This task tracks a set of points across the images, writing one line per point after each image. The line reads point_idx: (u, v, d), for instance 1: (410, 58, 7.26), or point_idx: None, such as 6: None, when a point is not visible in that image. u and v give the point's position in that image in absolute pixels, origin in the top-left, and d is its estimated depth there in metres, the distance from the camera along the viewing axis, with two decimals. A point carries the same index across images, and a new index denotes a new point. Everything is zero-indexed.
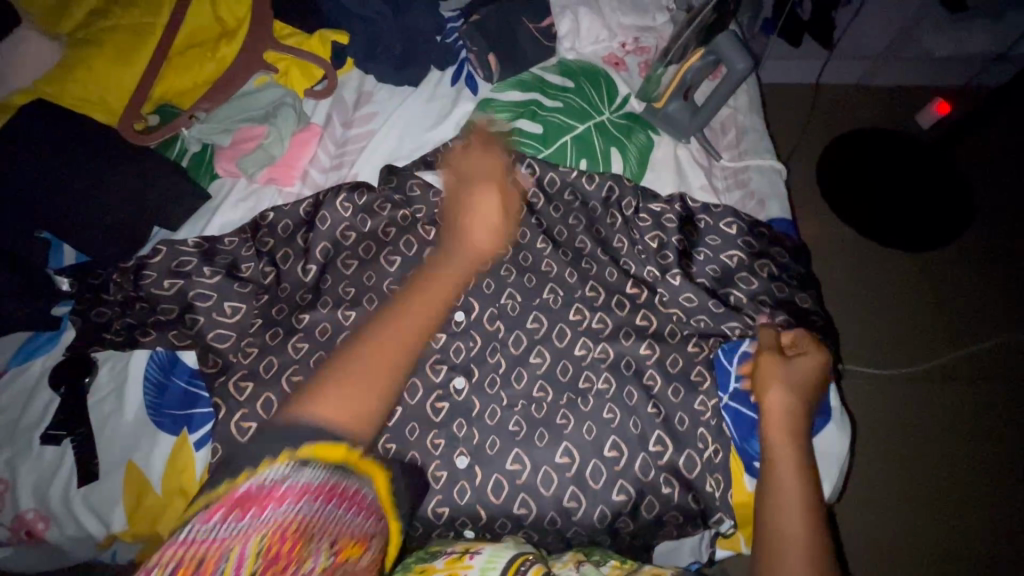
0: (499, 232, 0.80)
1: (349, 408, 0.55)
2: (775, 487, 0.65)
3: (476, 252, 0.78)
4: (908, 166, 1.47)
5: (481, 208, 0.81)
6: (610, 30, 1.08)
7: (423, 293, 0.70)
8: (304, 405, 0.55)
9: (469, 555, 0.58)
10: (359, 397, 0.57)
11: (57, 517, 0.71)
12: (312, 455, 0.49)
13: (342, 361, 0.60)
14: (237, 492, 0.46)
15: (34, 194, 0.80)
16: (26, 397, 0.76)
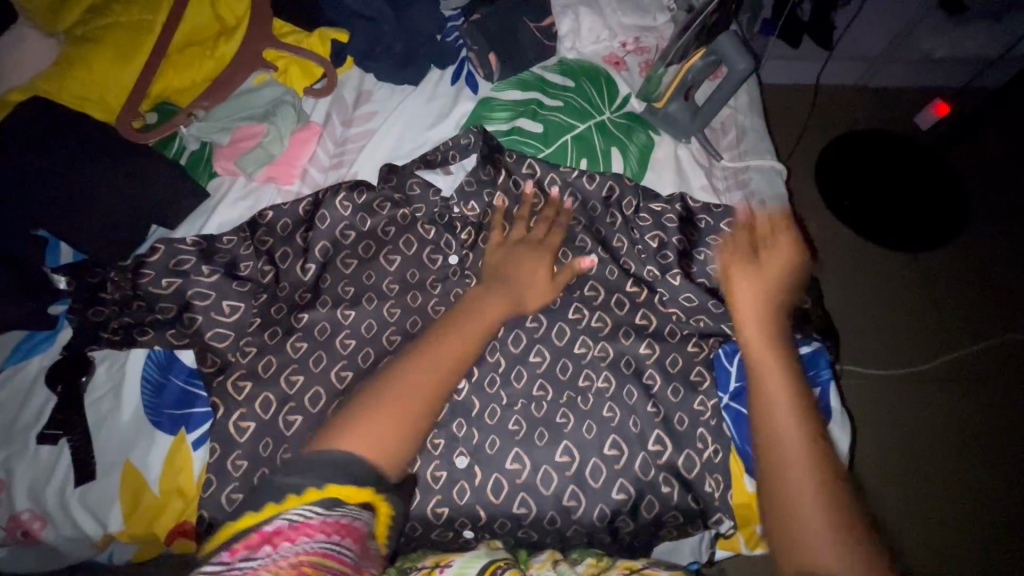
0: (547, 283, 0.79)
1: (386, 445, 0.57)
2: (767, 407, 0.63)
3: (522, 301, 0.77)
4: (908, 168, 1.47)
5: (528, 261, 0.80)
6: (610, 30, 1.08)
7: (461, 329, 0.70)
8: (335, 440, 0.56)
9: (439, 568, 0.56)
10: (395, 433, 0.58)
11: (53, 518, 0.70)
12: (339, 496, 0.51)
13: (371, 393, 0.61)
14: (265, 530, 0.48)
15: (33, 193, 0.80)
16: (23, 397, 0.76)
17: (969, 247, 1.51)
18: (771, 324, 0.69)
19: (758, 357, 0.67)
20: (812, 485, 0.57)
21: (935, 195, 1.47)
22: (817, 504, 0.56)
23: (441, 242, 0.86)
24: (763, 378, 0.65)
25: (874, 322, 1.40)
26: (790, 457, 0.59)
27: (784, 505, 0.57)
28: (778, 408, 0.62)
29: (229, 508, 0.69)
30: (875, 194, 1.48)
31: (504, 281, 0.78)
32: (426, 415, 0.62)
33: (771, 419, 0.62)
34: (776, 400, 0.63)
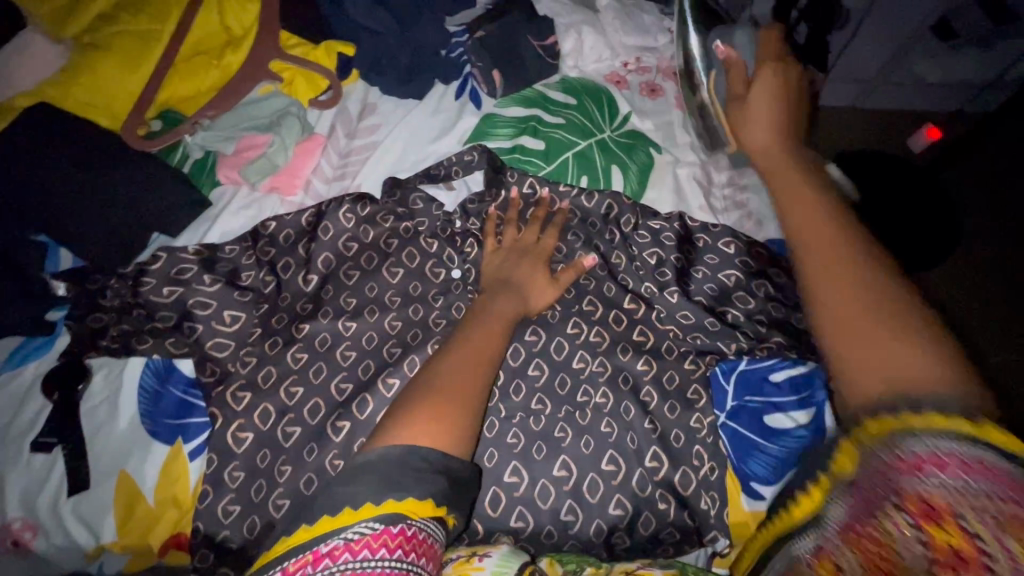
0: (544, 288, 0.80)
1: (448, 431, 0.59)
2: (813, 246, 0.62)
3: (523, 304, 0.78)
4: (906, 189, 1.49)
5: (524, 269, 0.81)
6: (612, 49, 1.10)
7: (478, 331, 0.72)
8: (388, 437, 0.57)
9: (477, 557, 0.57)
10: (450, 422, 0.60)
11: (44, 527, 0.69)
12: (397, 510, 0.51)
13: (413, 396, 0.62)
14: (321, 550, 0.48)
15: (37, 199, 0.80)
16: (17, 403, 0.75)
17: (958, 270, 1.55)
18: (798, 179, 0.69)
19: (790, 203, 0.67)
20: (878, 312, 0.55)
21: (931, 215, 1.49)
22: (889, 321, 0.54)
23: (443, 256, 0.86)
24: (803, 233, 0.64)
25: None
26: (846, 292, 0.57)
27: (855, 337, 0.55)
28: (824, 251, 0.61)
29: (226, 519, 0.69)
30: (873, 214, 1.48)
31: (512, 287, 0.79)
32: (476, 402, 0.63)
33: (825, 263, 0.60)
34: (823, 245, 0.61)
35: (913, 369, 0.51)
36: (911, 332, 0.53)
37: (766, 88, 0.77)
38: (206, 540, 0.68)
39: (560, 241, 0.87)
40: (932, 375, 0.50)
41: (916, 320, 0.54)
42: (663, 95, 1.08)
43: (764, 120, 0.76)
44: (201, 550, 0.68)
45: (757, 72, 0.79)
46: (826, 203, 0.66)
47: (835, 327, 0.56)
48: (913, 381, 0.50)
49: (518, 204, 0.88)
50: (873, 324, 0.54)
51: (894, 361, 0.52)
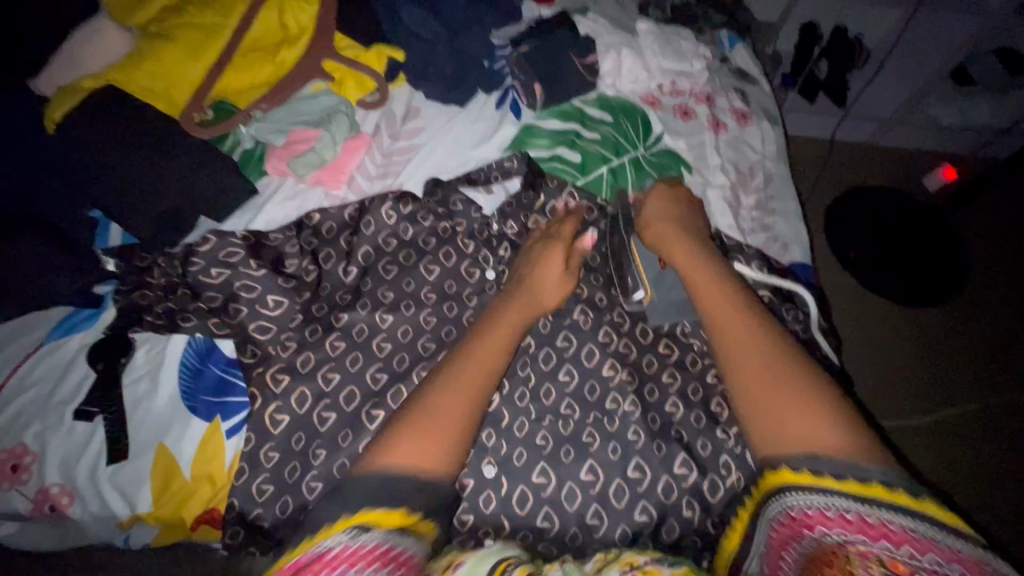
0: (561, 286, 0.79)
1: (436, 451, 0.59)
2: (727, 336, 0.70)
3: (535, 303, 0.78)
4: (911, 229, 1.54)
5: (546, 264, 0.80)
6: (649, 71, 1.14)
7: (489, 337, 0.71)
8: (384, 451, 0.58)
9: (452, 568, 0.56)
10: (442, 442, 0.60)
11: (82, 494, 0.71)
12: (368, 521, 0.53)
13: (413, 406, 0.63)
14: (296, 561, 0.51)
15: (97, 179, 0.84)
16: (62, 371, 0.77)
17: (970, 306, 1.56)
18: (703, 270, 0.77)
19: (705, 298, 0.74)
20: (781, 381, 0.64)
21: (937, 255, 1.54)
22: (786, 386, 0.63)
23: (479, 257, 0.89)
24: (711, 309, 0.73)
25: (891, 374, 1.45)
26: (753, 364, 0.66)
27: (763, 410, 0.63)
28: (739, 338, 0.69)
29: (259, 498, 0.70)
30: (878, 253, 1.53)
31: (528, 291, 0.78)
32: (472, 419, 0.64)
33: (738, 351, 0.68)
34: (739, 331, 0.69)
35: (806, 428, 0.60)
36: (796, 384, 0.63)
37: (661, 203, 0.87)
38: (239, 518, 0.70)
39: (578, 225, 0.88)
40: (813, 429, 0.60)
41: (815, 387, 0.63)
42: (695, 117, 1.11)
43: (669, 230, 0.83)
44: (234, 526, 0.70)
45: (653, 190, 0.89)
46: (741, 298, 0.73)
47: (745, 401, 0.65)
48: (801, 437, 0.60)
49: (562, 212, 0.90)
50: (780, 391, 0.63)
51: (788, 421, 0.61)
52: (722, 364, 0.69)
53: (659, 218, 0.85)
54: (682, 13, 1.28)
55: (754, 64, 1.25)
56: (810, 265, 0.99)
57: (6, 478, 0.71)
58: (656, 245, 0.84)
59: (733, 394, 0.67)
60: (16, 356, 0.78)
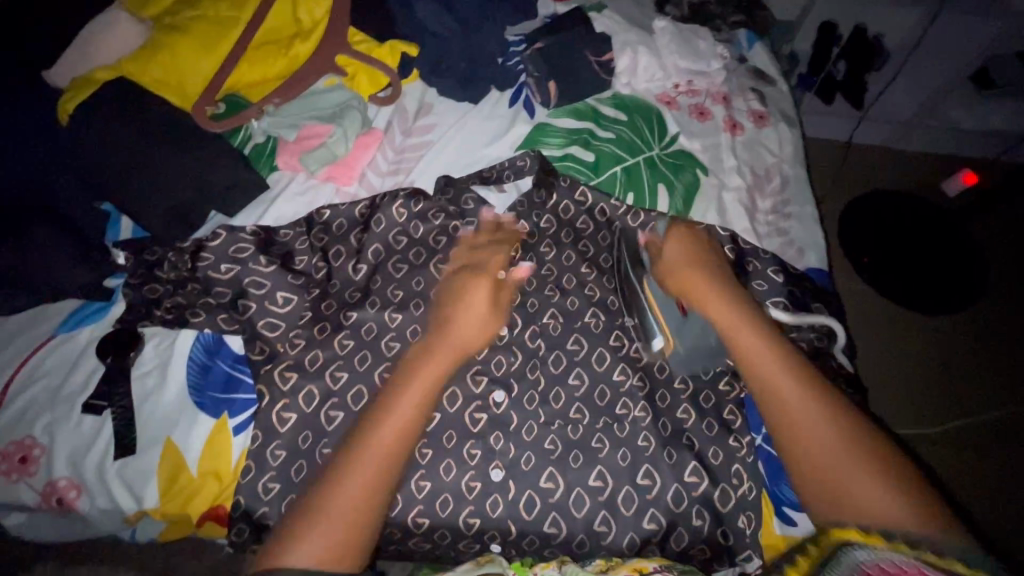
0: (484, 328, 0.72)
1: (344, 543, 0.56)
2: (776, 402, 0.66)
3: (457, 348, 0.70)
4: (929, 235, 1.51)
5: (467, 304, 0.73)
6: (665, 70, 1.12)
7: (395, 398, 0.64)
8: (289, 541, 0.55)
9: None
10: (346, 530, 0.56)
11: (89, 488, 0.71)
12: None
13: (317, 489, 0.58)
14: None
15: (108, 172, 0.83)
16: (71, 364, 0.77)
17: (985, 311, 1.53)
18: (741, 325, 0.71)
19: (746, 356, 0.69)
20: (843, 452, 0.61)
21: (955, 262, 1.50)
22: (852, 461, 0.60)
23: None
24: (757, 372, 0.68)
25: (906, 383, 1.43)
26: (811, 435, 0.62)
27: (830, 486, 0.60)
28: (789, 403, 0.65)
29: (265, 496, 0.70)
30: (893, 259, 1.51)
31: (443, 335, 0.70)
32: (379, 507, 0.59)
33: (794, 419, 0.64)
34: (789, 396, 0.65)
35: (880, 508, 0.57)
36: (862, 455, 0.60)
37: (679, 247, 0.81)
38: (245, 516, 0.70)
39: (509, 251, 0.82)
40: (886, 505, 0.57)
41: (875, 456, 0.60)
42: (711, 118, 1.09)
43: (693, 274, 0.77)
44: (239, 524, 0.69)
45: (667, 233, 0.83)
46: (781, 351, 0.68)
47: (806, 476, 0.62)
48: (876, 515, 0.57)
49: (497, 227, 0.86)
50: (846, 466, 0.60)
51: (861, 497, 0.58)
52: (776, 434, 0.65)
53: (682, 263, 0.79)
54: (699, 12, 1.25)
55: (772, 64, 1.22)
56: (826, 271, 0.97)
57: (16, 470, 0.71)
58: (677, 292, 0.78)
59: (791, 467, 0.63)
60: (26, 348, 0.78)
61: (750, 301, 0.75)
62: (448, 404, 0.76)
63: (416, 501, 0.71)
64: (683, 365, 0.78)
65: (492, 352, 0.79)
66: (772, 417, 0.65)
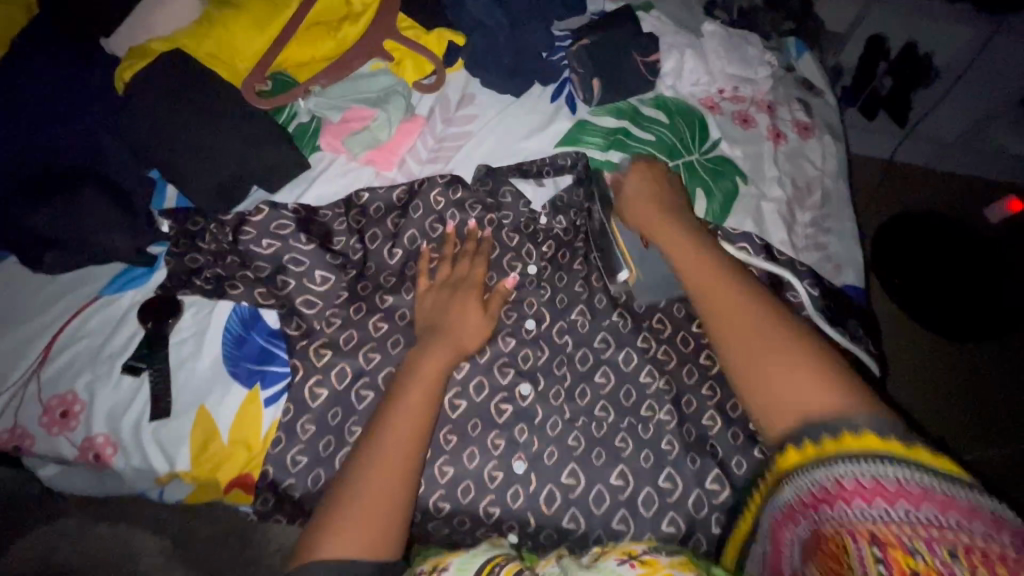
0: (480, 332, 0.76)
1: (378, 537, 0.58)
2: (723, 316, 0.66)
3: (455, 351, 0.73)
4: (964, 261, 1.47)
5: (460, 312, 0.77)
6: (711, 75, 1.10)
7: (400, 403, 0.67)
8: (323, 543, 0.57)
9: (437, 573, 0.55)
10: (378, 524, 0.59)
11: (124, 446, 0.74)
12: None
13: (340, 496, 0.60)
14: None
15: (160, 141, 0.86)
16: (113, 326, 0.80)
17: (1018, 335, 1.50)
18: (687, 246, 0.74)
19: (694, 276, 0.71)
20: (777, 348, 0.61)
21: (993, 290, 1.45)
22: (784, 358, 0.60)
23: (522, 250, 0.87)
24: (699, 287, 0.70)
25: (926, 409, 1.40)
26: (751, 339, 0.64)
27: (762, 384, 0.61)
28: (734, 315, 0.66)
29: (293, 468, 0.72)
30: (925, 283, 1.47)
31: (442, 337, 0.74)
32: (400, 510, 0.61)
33: (741, 335, 0.64)
34: (739, 313, 0.66)
35: (822, 405, 0.56)
36: (793, 355, 0.61)
37: (639, 179, 0.83)
38: (271, 485, 0.72)
39: (487, 267, 0.84)
40: (819, 397, 0.57)
41: (824, 360, 0.60)
42: (755, 126, 1.07)
43: (644, 203, 0.80)
44: (265, 493, 0.71)
45: (631, 169, 0.85)
46: (728, 272, 0.70)
47: (747, 380, 0.62)
48: (818, 411, 0.56)
49: (476, 236, 0.85)
50: (778, 361, 0.61)
51: (793, 394, 0.58)
52: (715, 343, 0.67)
53: (638, 200, 0.81)
54: (748, 18, 1.23)
55: (820, 76, 1.20)
56: (863, 289, 0.96)
57: (57, 423, 0.74)
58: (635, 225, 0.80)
59: (731, 375, 0.64)
60: (72, 307, 0.81)
61: (704, 232, 0.77)
62: (474, 393, 0.77)
63: (438, 486, 0.72)
64: (646, 295, 0.79)
65: (519, 345, 0.80)
66: (711, 326, 0.67)
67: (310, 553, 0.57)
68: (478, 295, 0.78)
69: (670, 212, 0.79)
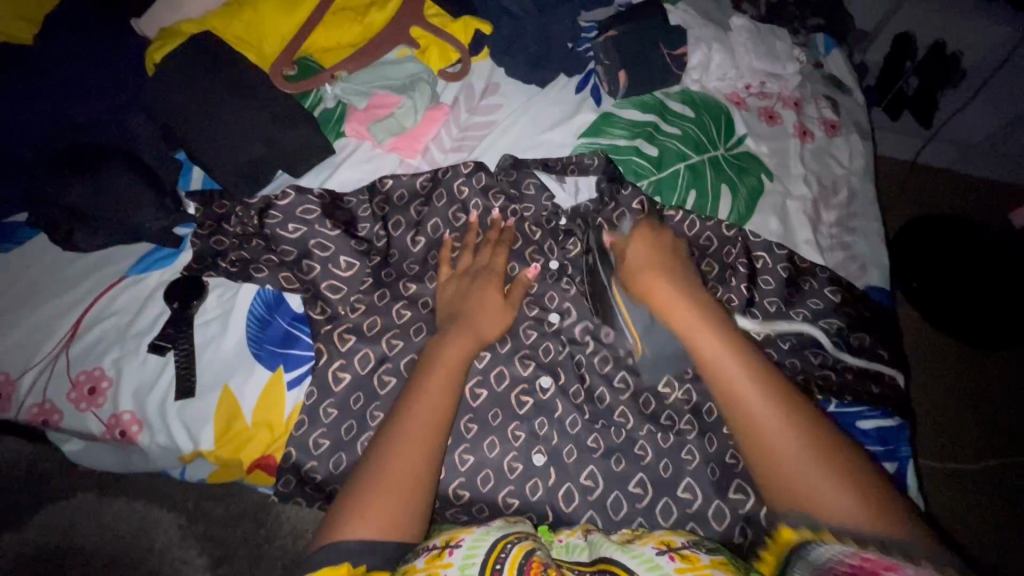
0: (501, 324, 0.76)
1: (398, 518, 0.58)
2: (742, 408, 0.61)
3: (477, 342, 0.73)
4: (1004, 271, 1.41)
5: (481, 304, 0.76)
6: (738, 70, 1.09)
7: (421, 392, 0.67)
8: (344, 524, 0.57)
9: (448, 551, 0.54)
10: (403, 506, 0.59)
11: (149, 424, 0.75)
12: None
13: (361, 478, 0.61)
14: None
15: (188, 123, 0.86)
16: (140, 305, 0.81)
17: None
18: (704, 328, 0.66)
19: (710, 364, 0.64)
20: (806, 445, 0.58)
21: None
22: (809, 458, 0.57)
23: (544, 245, 0.86)
24: (725, 382, 0.63)
25: (933, 414, 1.39)
26: (780, 440, 0.59)
27: (794, 490, 0.57)
28: (756, 421, 0.60)
29: (315, 450, 0.72)
30: (952, 291, 1.44)
31: (465, 325, 0.74)
32: (424, 494, 0.61)
33: (756, 423, 0.60)
34: (748, 395, 0.61)
35: (855, 518, 0.54)
36: (821, 451, 0.57)
37: (643, 244, 0.75)
38: (294, 467, 0.72)
39: (508, 257, 0.84)
40: (860, 512, 0.54)
41: (852, 469, 0.56)
42: (781, 123, 1.05)
43: (652, 267, 0.72)
44: (287, 475, 0.72)
45: (630, 233, 0.77)
46: (746, 361, 0.63)
47: (775, 482, 0.58)
48: (857, 529, 0.53)
49: (499, 226, 0.84)
50: (806, 462, 0.57)
51: (827, 505, 0.55)
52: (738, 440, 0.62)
53: (643, 261, 0.73)
54: (776, 14, 1.22)
55: (849, 74, 1.18)
56: (888, 291, 0.94)
57: (85, 399, 0.75)
58: (644, 294, 0.72)
59: (756, 472, 0.60)
60: (99, 284, 0.82)
61: (715, 304, 0.70)
62: (495, 383, 0.77)
63: (458, 473, 0.73)
64: (652, 370, 0.75)
65: (541, 338, 0.80)
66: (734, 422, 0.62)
67: (332, 532, 0.57)
68: (500, 287, 0.78)
69: (684, 283, 0.71)
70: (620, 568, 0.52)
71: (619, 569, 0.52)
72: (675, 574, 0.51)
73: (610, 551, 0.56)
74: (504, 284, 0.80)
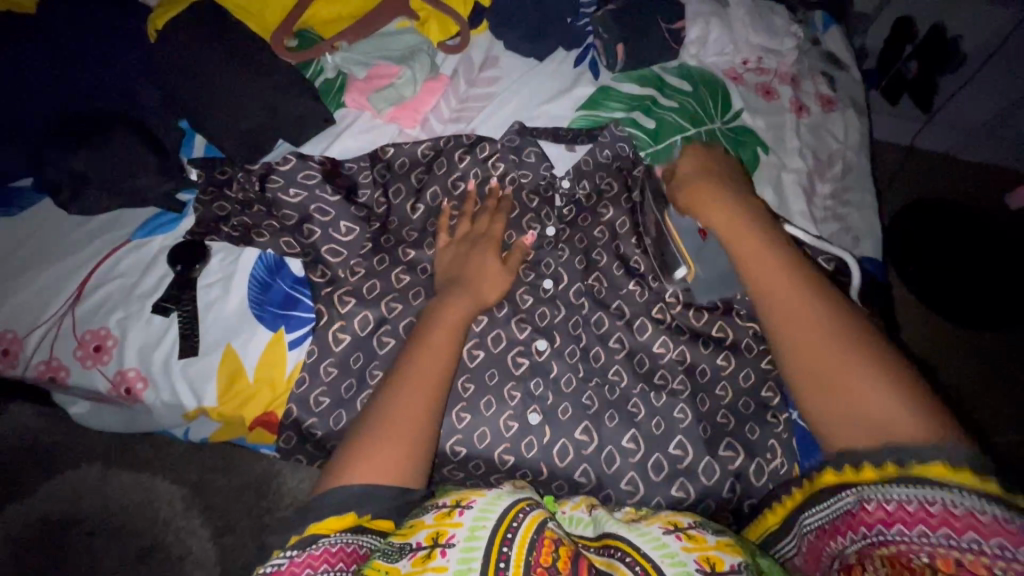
0: (500, 287, 0.77)
1: (400, 464, 0.59)
2: (781, 313, 0.64)
3: (475, 303, 0.75)
4: (1001, 251, 1.43)
5: (479, 268, 0.78)
6: (736, 45, 1.09)
7: (423, 349, 0.68)
8: (347, 469, 0.58)
9: (459, 511, 0.53)
10: (406, 452, 0.60)
11: (154, 381, 0.77)
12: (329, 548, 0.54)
13: (365, 427, 0.62)
14: None
15: (190, 91, 0.87)
16: (143, 268, 0.82)
17: None
18: (747, 236, 0.69)
19: (754, 271, 0.67)
20: (840, 346, 0.59)
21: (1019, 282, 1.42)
22: (844, 360, 0.58)
23: (541, 212, 0.87)
24: (762, 287, 0.66)
25: None
26: (815, 340, 0.60)
27: (828, 388, 0.58)
28: (801, 325, 0.62)
29: (316, 408, 0.74)
30: (947, 272, 1.45)
31: (464, 287, 0.75)
32: (425, 443, 0.62)
33: (793, 324, 0.62)
34: (782, 296, 0.64)
35: (884, 414, 0.54)
36: (858, 353, 0.58)
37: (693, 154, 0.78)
38: (295, 424, 0.74)
39: (506, 225, 0.84)
40: (891, 412, 0.54)
41: (901, 374, 0.56)
42: (778, 98, 1.06)
43: (701, 181, 0.75)
44: (288, 431, 0.74)
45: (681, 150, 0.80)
46: (792, 270, 0.65)
47: (808, 382, 0.60)
48: (889, 431, 0.54)
49: (497, 195, 0.86)
50: (841, 361, 0.58)
51: (858, 404, 0.56)
52: (775, 344, 0.64)
53: (693, 174, 0.76)
54: None
55: (848, 50, 1.17)
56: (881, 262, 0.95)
57: (91, 356, 0.77)
58: (688, 205, 0.75)
59: (790, 373, 0.62)
60: (103, 248, 0.84)
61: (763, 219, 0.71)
62: (492, 345, 0.79)
63: (455, 431, 0.74)
64: (706, 293, 0.76)
65: (537, 303, 0.81)
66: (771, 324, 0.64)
67: (336, 477, 0.58)
68: (498, 251, 0.80)
69: (731, 197, 0.72)
70: (631, 549, 0.51)
71: (627, 548, 0.51)
72: (682, 554, 0.50)
73: (617, 526, 0.55)
74: (502, 249, 0.81)
